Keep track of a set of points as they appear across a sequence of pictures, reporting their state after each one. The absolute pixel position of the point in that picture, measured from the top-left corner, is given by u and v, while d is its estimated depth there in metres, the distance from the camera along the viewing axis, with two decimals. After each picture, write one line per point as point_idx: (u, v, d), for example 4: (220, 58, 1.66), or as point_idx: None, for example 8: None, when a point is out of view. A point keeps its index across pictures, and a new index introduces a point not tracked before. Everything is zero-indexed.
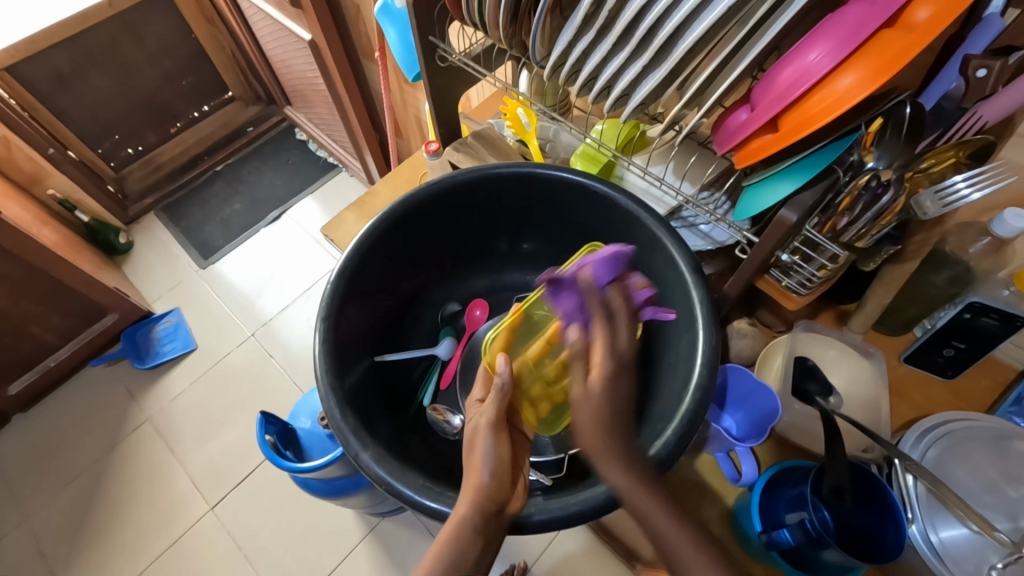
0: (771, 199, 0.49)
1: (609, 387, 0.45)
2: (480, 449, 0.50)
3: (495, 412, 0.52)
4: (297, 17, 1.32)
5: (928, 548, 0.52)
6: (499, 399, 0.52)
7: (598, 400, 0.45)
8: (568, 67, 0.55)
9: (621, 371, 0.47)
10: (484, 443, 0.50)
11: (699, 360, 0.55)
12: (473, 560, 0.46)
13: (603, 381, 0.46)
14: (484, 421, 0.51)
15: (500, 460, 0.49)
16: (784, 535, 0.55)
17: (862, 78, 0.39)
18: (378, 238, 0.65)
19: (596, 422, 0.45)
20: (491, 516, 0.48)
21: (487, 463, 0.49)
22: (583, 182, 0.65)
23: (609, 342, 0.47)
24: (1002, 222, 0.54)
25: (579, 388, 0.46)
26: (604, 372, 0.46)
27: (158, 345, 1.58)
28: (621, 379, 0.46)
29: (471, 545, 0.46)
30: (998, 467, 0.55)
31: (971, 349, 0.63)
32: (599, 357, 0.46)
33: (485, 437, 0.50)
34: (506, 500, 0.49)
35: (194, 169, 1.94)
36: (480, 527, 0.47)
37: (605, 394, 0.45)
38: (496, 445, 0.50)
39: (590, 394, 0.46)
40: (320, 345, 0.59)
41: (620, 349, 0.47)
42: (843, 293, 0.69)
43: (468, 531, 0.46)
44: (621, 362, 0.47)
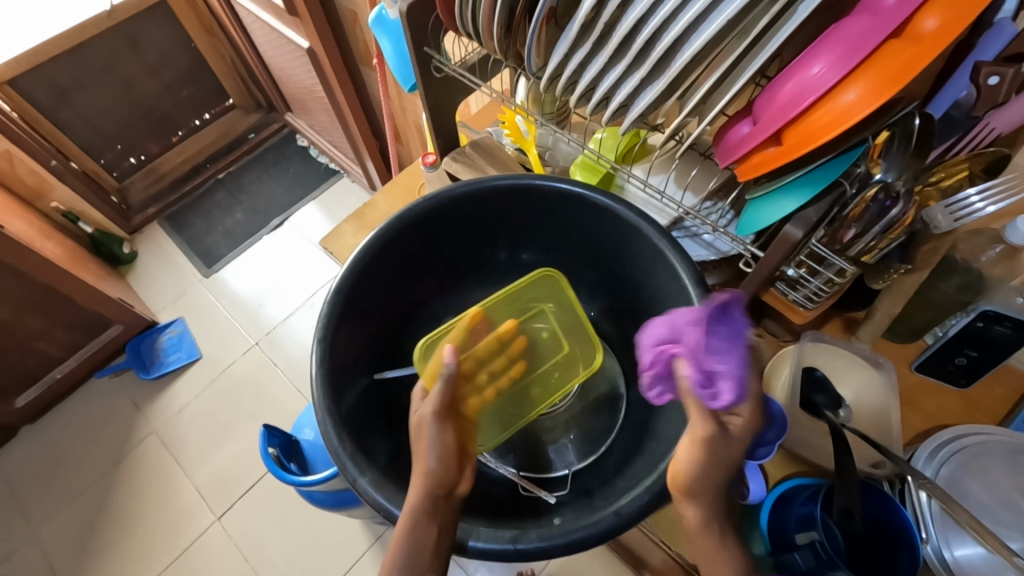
0: (776, 213, 0.47)
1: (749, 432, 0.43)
2: (426, 438, 0.50)
3: (439, 402, 0.52)
4: (294, 25, 1.31)
5: (942, 566, 0.51)
6: (443, 390, 0.52)
7: (733, 448, 0.43)
8: (564, 79, 0.54)
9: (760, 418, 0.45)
10: (428, 433, 0.50)
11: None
12: (432, 546, 0.47)
13: (748, 424, 0.43)
14: (427, 411, 0.51)
15: (446, 448, 0.50)
16: (796, 559, 0.53)
17: (867, 92, 0.37)
18: (374, 255, 0.64)
19: (722, 462, 0.43)
20: (441, 501, 0.49)
21: (434, 451, 0.50)
22: (583, 194, 0.63)
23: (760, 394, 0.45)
24: (1014, 229, 0.53)
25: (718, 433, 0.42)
26: (749, 416, 0.44)
27: (162, 356, 1.58)
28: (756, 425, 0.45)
29: (426, 531, 0.47)
30: (1013, 481, 0.54)
31: (983, 357, 0.61)
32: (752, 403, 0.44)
33: (431, 429, 0.51)
34: (455, 483, 0.50)
35: (197, 178, 1.94)
36: (430, 512, 0.48)
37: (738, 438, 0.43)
38: (441, 432, 0.51)
39: (728, 443, 0.43)
40: (316, 367, 0.58)
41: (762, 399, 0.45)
42: (850, 302, 0.68)
43: (420, 518, 0.47)
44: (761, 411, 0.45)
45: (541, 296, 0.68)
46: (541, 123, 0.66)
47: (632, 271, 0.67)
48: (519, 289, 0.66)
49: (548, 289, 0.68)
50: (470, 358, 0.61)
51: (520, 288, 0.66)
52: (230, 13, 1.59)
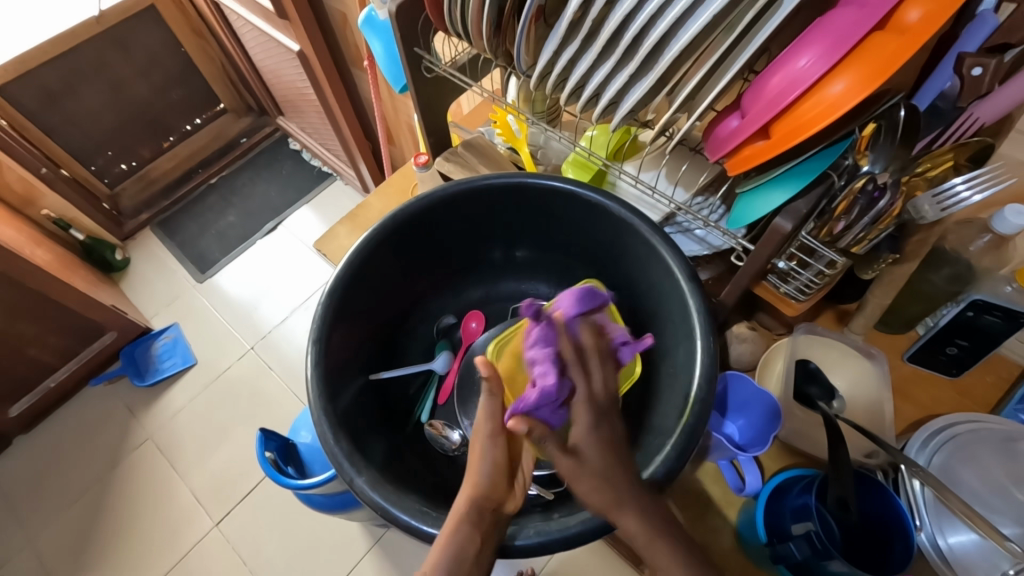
0: (765, 207, 0.47)
1: (592, 436, 0.45)
2: (478, 451, 0.48)
3: (493, 420, 0.48)
4: (284, 28, 1.31)
5: (937, 554, 0.51)
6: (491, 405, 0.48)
7: (592, 461, 0.45)
8: (554, 76, 0.54)
9: (602, 416, 0.46)
10: (482, 448, 0.48)
11: (670, 441, 0.52)
12: (471, 559, 0.44)
13: (587, 435, 0.45)
14: (483, 426, 0.48)
15: (497, 465, 0.47)
16: (791, 549, 0.53)
17: (853, 83, 0.37)
18: (368, 255, 0.64)
19: (595, 474, 0.44)
20: (486, 516, 0.47)
21: (483, 467, 0.47)
22: (576, 192, 0.64)
23: (585, 388, 0.46)
24: (1001, 220, 0.54)
25: (571, 460, 0.45)
26: (584, 428, 0.45)
27: (157, 362, 1.57)
28: (603, 426, 0.46)
29: (470, 540, 0.45)
30: (1005, 470, 0.53)
31: (974, 346, 0.62)
32: (577, 414, 0.45)
33: (483, 443, 0.48)
34: (502, 501, 0.47)
35: (189, 182, 1.94)
36: (475, 522, 0.46)
37: (586, 449, 0.45)
38: (494, 449, 0.48)
39: (585, 464, 0.45)
40: (312, 368, 0.58)
41: (597, 395, 0.46)
42: (843, 294, 0.68)
43: (463, 528, 0.46)
44: (598, 409, 0.46)
45: None
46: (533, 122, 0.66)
47: (625, 267, 0.67)
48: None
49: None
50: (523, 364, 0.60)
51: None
52: (219, 16, 1.59)
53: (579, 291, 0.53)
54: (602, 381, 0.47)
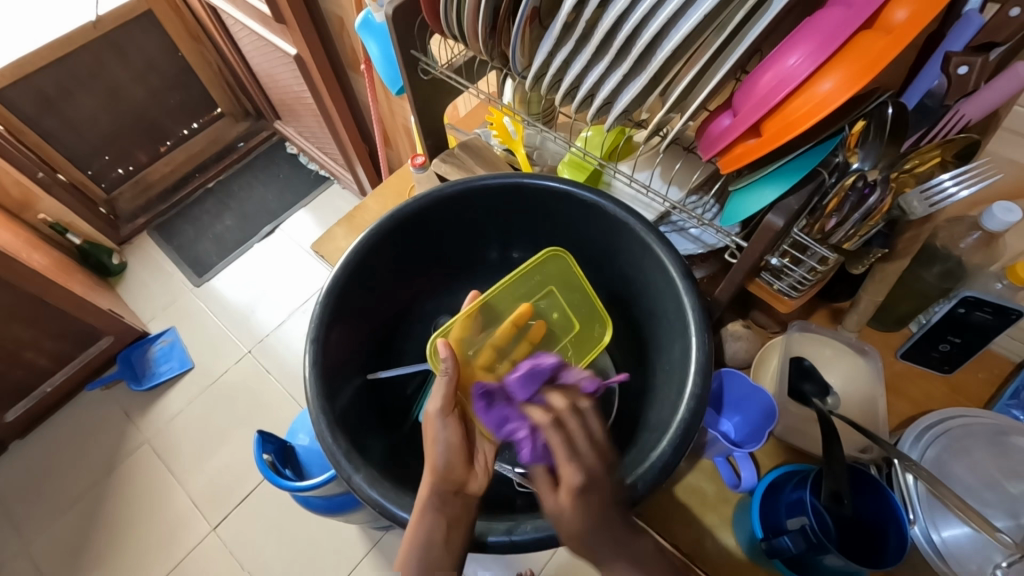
0: (756, 204, 0.48)
1: (578, 501, 0.44)
2: (433, 434, 0.51)
3: (444, 399, 0.51)
4: (281, 32, 1.32)
5: (931, 548, 0.51)
6: (445, 383, 0.51)
7: (574, 517, 0.44)
8: (549, 77, 0.55)
9: (590, 483, 0.45)
10: (435, 429, 0.51)
11: (649, 459, 0.51)
12: (441, 542, 0.46)
13: (572, 500, 0.44)
14: (433, 407, 0.51)
15: (451, 445, 0.50)
16: (785, 543, 0.52)
17: (843, 81, 0.38)
18: (365, 256, 0.65)
19: (577, 536, 0.44)
20: (451, 498, 0.48)
21: (439, 450, 0.50)
22: (572, 191, 0.64)
23: (568, 454, 0.45)
24: (991, 217, 0.54)
25: (556, 509, 0.45)
26: (572, 487, 0.44)
27: (154, 366, 1.57)
28: (591, 492, 0.45)
29: (438, 526, 0.47)
30: (998, 463, 0.54)
31: (966, 343, 0.63)
32: (562, 475, 0.45)
33: (436, 424, 0.51)
34: (465, 481, 0.50)
35: (186, 186, 1.94)
36: (440, 506, 0.48)
37: (582, 510, 0.44)
38: (446, 429, 0.51)
39: (563, 516, 0.45)
40: (310, 368, 0.58)
41: (586, 461, 0.45)
42: (835, 291, 0.69)
43: (429, 511, 0.47)
44: (589, 475, 0.45)
45: (544, 279, 0.69)
46: (529, 122, 0.67)
47: (620, 266, 0.68)
48: (525, 272, 0.67)
49: (557, 269, 0.68)
50: (485, 349, 0.64)
51: (525, 273, 0.68)
52: (216, 20, 1.59)
53: (522, 368, 0.51)
54: (593, 450, 0.46)
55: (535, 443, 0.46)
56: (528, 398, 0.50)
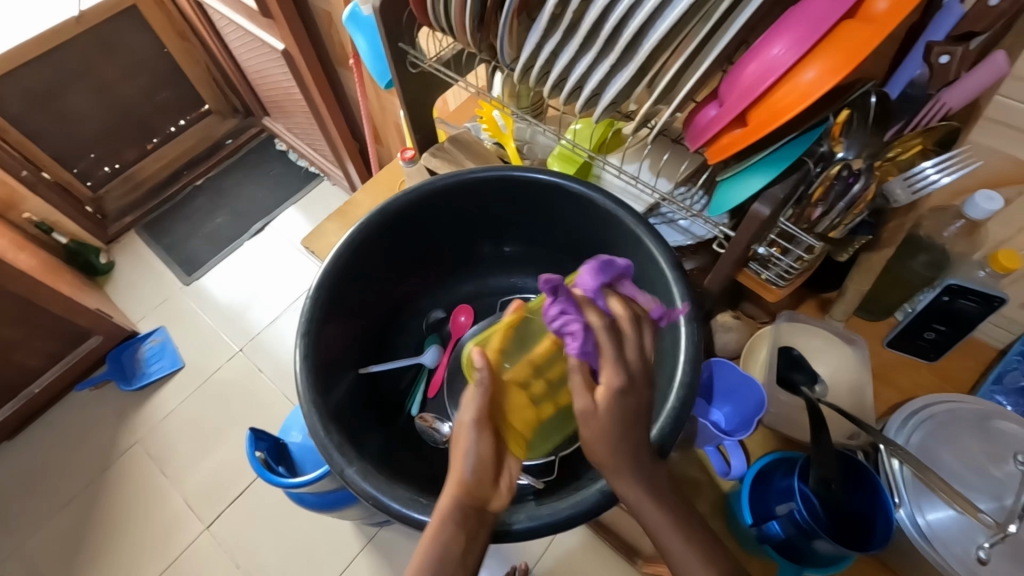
0: (744, 192, 0.48)
1: (614, 403, 0.43)
2: (463, 444, 0.46)
3: (479, 407, 0.46)
4: (268, 27, 1.30)
5: (916, 532, 0.51)
6: (479, 391, 0.47)
7: (604, 417, 0.43)
8: (537, 69, 0.55)
9: (630, 387, 0.44)
10: (465, 439, 0.46)
11: (666, 407, 0.53)
12: (457, 556, 0.45)
13: (609, 399, 0.43)
14: (466, 417, 0.46)
15: (481, 459, 0.46)
16: (774, 528, 0.54)
17: (826, 69, 0.38)
18: (354, 250, 0.64)
19: (602, 437, 0.44)
20: (472, 514, 0.46)
21: (467, 460, 0.46)
22: (561, 184, 0.65)
23: (614, 353, 0.44)
24: (974, 206, 0.55)
25: (588, 408, 0.43)
26: (612, 387, 0.43)
27: (144, 365, 1.56)
28: (630, 395, 0.44)
29: (455, 539, 0.46)
30: (983, 447, 0.55)
31: (951, 331, 0.64)
32: (605, 374, 0.43)
33: (467, 437, 0.46)
34: (489, 497, 0.46)
35: (174, 184, 1.92)
36: (460, 520, 0.46)
37: (620, 409, 0.43)
38: (478, 442, 0.46)
39: (597, 416, 0.43)
40: (300, 364, 0.58)
41: (630, 365, 0.44)
42: (823, 282, 0.70)
43: (450, 526, 0.45)
44: (630, 377, 0.44)
45: None
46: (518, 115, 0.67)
47: None
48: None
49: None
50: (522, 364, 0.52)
51: None
52: (202, 16, 1.57)
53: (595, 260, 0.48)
54: (636, 357, 0.45)
55: (585, 344, 0.44)
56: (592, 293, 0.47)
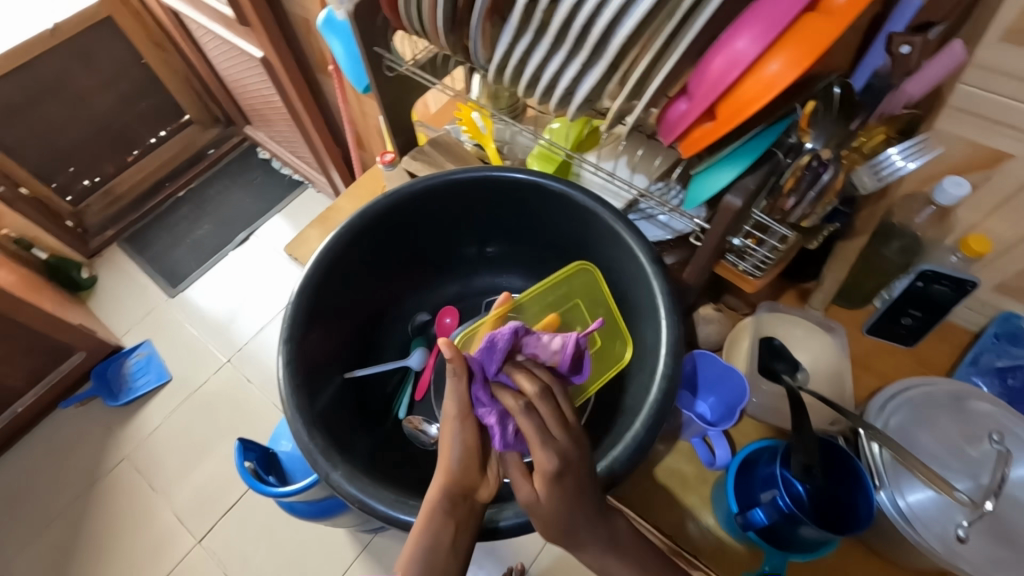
0: (715, 185, 0.48)
1: (553, 487, 0.43)
2: (449, 435, 0.47)
3: (458, 402, 0.47)
4: (246, 35, 1.30)
5: (897, 513, 0.52)
6: (456, 386, 0.46)
7: (548, 502, 0.43)
8: (511, 70, 0.55)
9: (565, 468, 0.43)
10: (451, 431, 0.47)
11: (622, 441, 0.52)
12: (448, 545, 0.45)
13: (546, 485, 0.43)
14: (450, 410, 0.47)
15: (467, 448, 0.46)
16: (759, 516, 0.54)
17: (789, 62, 0.39)
18: (335, 255, 0.64)
19: (552, 516, 0.44)
20: (459, 503, 0.46)
21: (454, 449, 0.47)
22: (540, 183, 0.65)
23: (541, 439, 0.43)
24: (942, 191, 0.57)
25: (532, 495, 0.44)
26: (546, 473, 0.42)
27: (130, 380, 1.54)
28: (567, 476, 0.43)
29: (443, 528, 0.45)
30: (958, 428, 0.56)
31: (926, 316, 0.66)
32: (537, 461, 0.43)
33: (453, 427, 0.47)
34: (476, 487, 0.47)
35: (156, 196, 1.90)
36: (449, 510, 0.46)
37: (561, 492, 0.43)
38: (462, 432, 0.47)
39: (541, 503, 0.44)
40: (284, 371, 0.58)
41: (561, 446, 0.43)
42: (801, 272, 0.72)
43: (438, 516, 0.45)
44: (564, 460, 0.43)
45: (570, 291, 0.65)
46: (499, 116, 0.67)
47: (593, 256, 0.68)
48: (552, 284, 0.63)
49: (583, 283, 0.65)
50: None
51: (552, 284, 0.63)
52: (180, 26, 1.56)
53: (480, 347, 0.48)
54: (567, 435, 0.44)
55: (505, 431, 0.46)
56: (493, 376, 0.47)
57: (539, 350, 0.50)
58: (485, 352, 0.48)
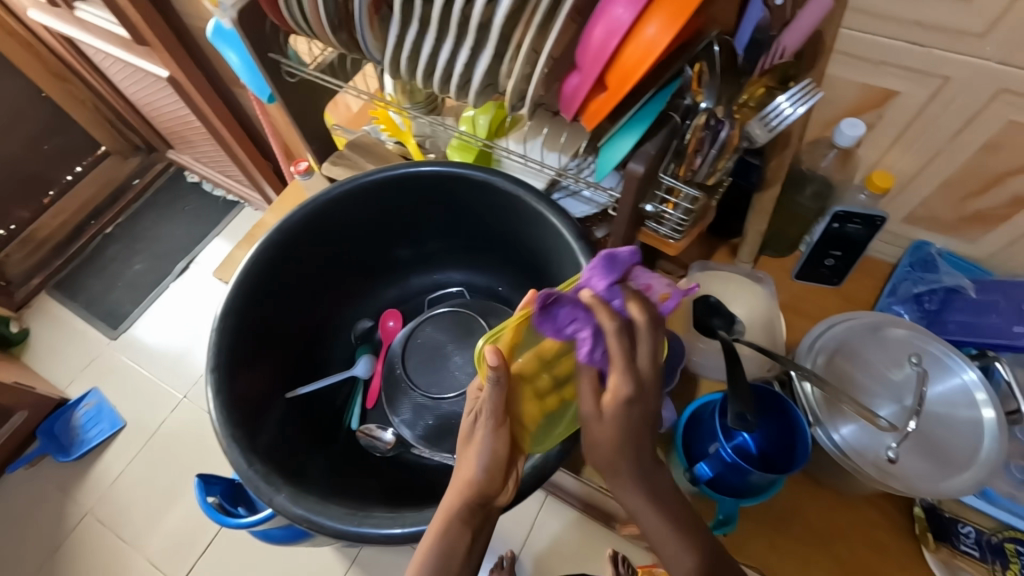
0: (619, 154, 0.49)
1: (622, 412, 0.42)
2: (477, 442, 0.46)
3: (494, 411, 0.44)
4: (147, 55, 1.22)
5: (834, 447, 0.54)
6: (496, 395, 0.43)
7: (612, 422, 0.42)
8: (405, 64, 0.54)
9: (638, 394, 0.42)
10: (482, 438, 0.45)
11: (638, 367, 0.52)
12: (464, 551, 0.45)
13: (622, 406, 0.41)
14: (484, 416, 0.45)
15: (496, 458, 0.45)
16: (705, 470, 0.56)
17: (663, 24, 0.39)
18: (250, 283, 0.62)
19: (610, 444, 0.43)
20: (477, 511, 0.46)
21: (480, 460, 0.45)
22: (458, 174, 0.64)
23: (627, 363, 0.41)
24: (840, 134, 0.59)
25: (597, 413, 0.43)
26: (621, 396, 0.41)
27: (81, 433, 1.46)
28: (636, 405, 0.42)
29: (460, 537, 0.45)
30: (880, 355, 0.59)
31: (846, 255, 0.69)
32: (616, 380, 0.41)
33: (483, 435, 0.45)
34: (496, 496, 0.46)
35: (81, 237, 1.80)
36: (467, 519, 0.46)
37: (626, 415, 0.42)
38: (494, 441, 0.45)
39: (604, 422, 0.43)
40: (216, 413, 0.55)
41: (639, 373, 0.42)
42: (728, 228, 0.74)
43: (455, 523, 0.45)
44: (639, 386, 0.42)
45: None
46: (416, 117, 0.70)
47: (523, 241, 0.68)
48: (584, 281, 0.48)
49: None
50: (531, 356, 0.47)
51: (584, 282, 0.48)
52: (77, 54, 1.46)
53: (600, 255, 0.44)
54: (650, 363, 0.43)
55: (595, 350, 0.42)
56: (605, 289, 0.43)
57: (649, 285, 0.44)
58: (601, 263, 0.44)
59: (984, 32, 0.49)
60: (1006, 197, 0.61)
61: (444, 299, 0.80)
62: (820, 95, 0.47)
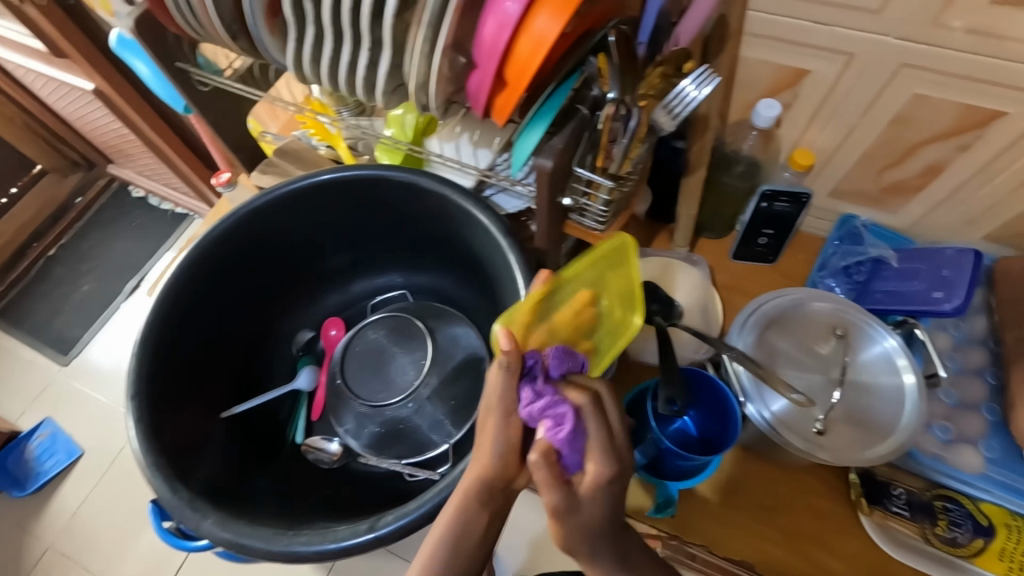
0: (530, 146, 0.50)
1: (599, 493, 0.41)
2: (491, 428, 0.44)
3: (505, 394, 0.43)
4: (67, 67, 1.16)
5: (765, 423, 0.55)
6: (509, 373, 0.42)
7: (588, 501, 0.41)
8: (309, 71, 0.52)
9: (618, 473, 0.42)
10: (495, 425, 0.44)
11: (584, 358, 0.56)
12: (480, 533, 0.45)
13: (599, 488, 0.41)
14: (492, 400, 0.44)
15: (510, 444, 0.44)
16: (639, 457, 0.57)
17: (550, 17, 0.39)
18: (170, 310, 0.60)
19: (582, 520, 0.42)
20: (497, 494, 0.45)
21: (496, 445, 0.44)
22: (383, 176, 0.63)
23: (605, 446, 0.41)
24: (758, 115, 0.59)
25: (571, 503, 0.41)
26: (599, 480, 0.41)
27: (36, 465, 1.40)
28: (616, 483, 0.42)
29: (477, 519, 0.45)
30: (808, 330, 0.60)
31: (778, 233, 0.70)
32: (595, 464, 0.41)
33: (495, 423, 0.43)
34: (513, 479, 0.45)
35: (23, 261, 1.72)
36: (484, 501, 0.44)
37: (607, 496, 0.42)
38: (506, 427, 0.44)
39: (582, 509, 0.42)
40: (140, 450, 0.53)
41: (619, 454, 0.42)
42: (664, 213, 0.74)
43: (472, 502, 0.44)
44: (621, 465, 0.42)
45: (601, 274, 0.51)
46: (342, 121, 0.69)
47: (456, 240, 0.68)
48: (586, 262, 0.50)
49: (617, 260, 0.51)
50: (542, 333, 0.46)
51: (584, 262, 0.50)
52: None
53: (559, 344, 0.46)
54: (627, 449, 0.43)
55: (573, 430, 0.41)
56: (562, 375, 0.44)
57: None
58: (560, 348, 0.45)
59: (879, 9, 0.50)
60: (920, 167, 0.63)
61: (388, 302, 0.79)
62: (718, 80, 0.47)
